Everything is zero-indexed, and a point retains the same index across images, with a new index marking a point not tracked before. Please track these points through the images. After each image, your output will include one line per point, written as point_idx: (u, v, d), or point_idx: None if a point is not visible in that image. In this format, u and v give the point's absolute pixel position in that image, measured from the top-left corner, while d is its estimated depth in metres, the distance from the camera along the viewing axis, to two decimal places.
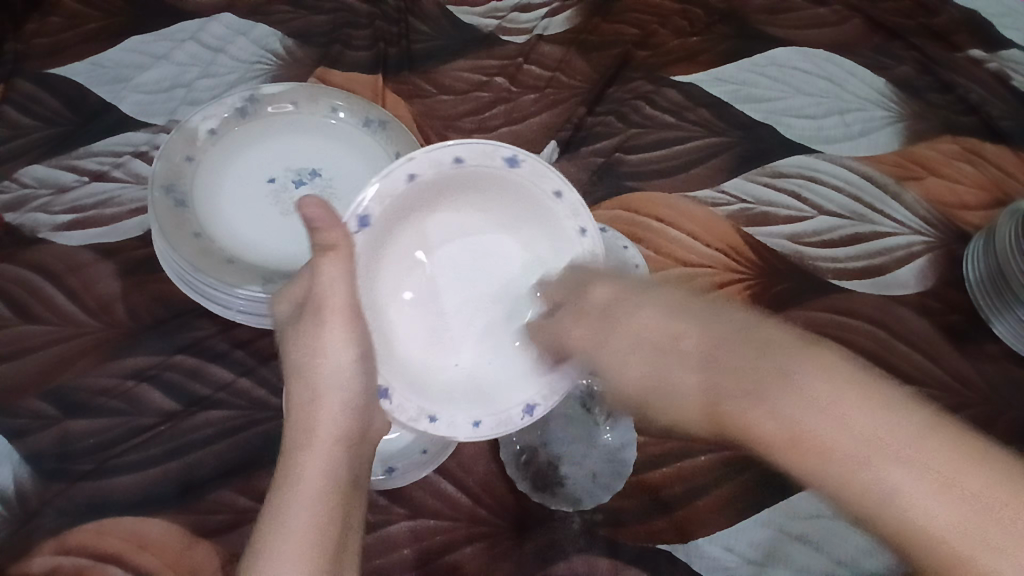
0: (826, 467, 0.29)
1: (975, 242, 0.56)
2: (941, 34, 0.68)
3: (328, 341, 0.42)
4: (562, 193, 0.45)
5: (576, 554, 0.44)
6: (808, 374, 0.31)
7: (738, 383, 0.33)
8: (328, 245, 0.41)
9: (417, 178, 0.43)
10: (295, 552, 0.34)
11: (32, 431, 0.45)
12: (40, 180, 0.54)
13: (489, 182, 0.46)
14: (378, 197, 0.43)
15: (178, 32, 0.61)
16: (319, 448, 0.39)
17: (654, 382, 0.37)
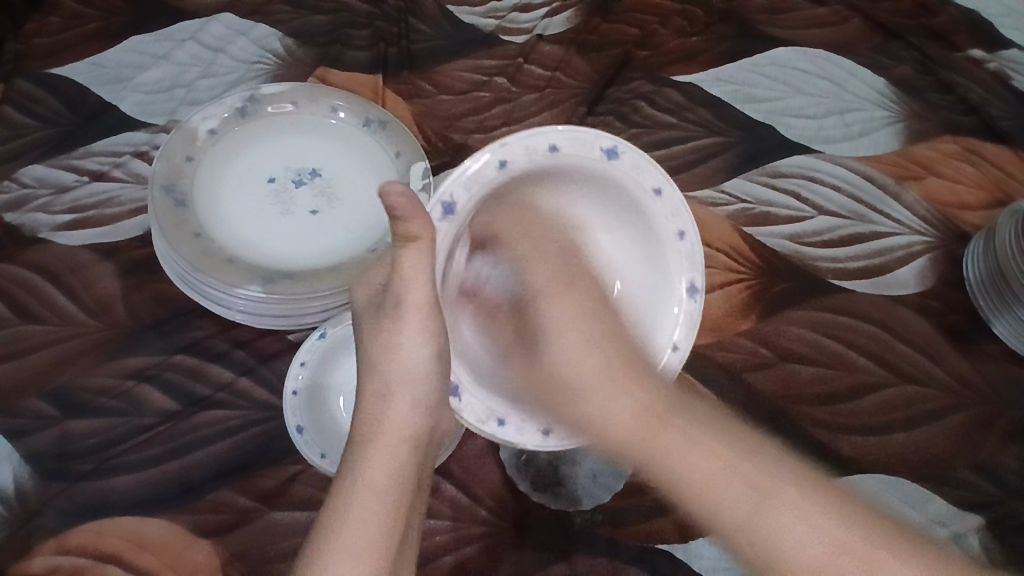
0: (735, 518, 0.37)
1: (975, 241, 0.56)
2: (941, 34, 0.68)
3: (406, 339, 0.43)
4: (661, 191, 0.44)
5: (576, 554, 0.44)
6: (648, 435, 0.40)
7: (661, 431, 0.40)
8: (409, 236, 0.40)
9: (508, 164, 0.41)
10: (360, 548, 0.35)
11: (32, 431, 0.45)
12: (39, 180, 0.54)
13: (582, 173, 0.44)
14: (466, 184, 0.40)
15: (179, 32, 0.61)
16: (387, 444, 0.40)
17: (614, 424, 0.41)
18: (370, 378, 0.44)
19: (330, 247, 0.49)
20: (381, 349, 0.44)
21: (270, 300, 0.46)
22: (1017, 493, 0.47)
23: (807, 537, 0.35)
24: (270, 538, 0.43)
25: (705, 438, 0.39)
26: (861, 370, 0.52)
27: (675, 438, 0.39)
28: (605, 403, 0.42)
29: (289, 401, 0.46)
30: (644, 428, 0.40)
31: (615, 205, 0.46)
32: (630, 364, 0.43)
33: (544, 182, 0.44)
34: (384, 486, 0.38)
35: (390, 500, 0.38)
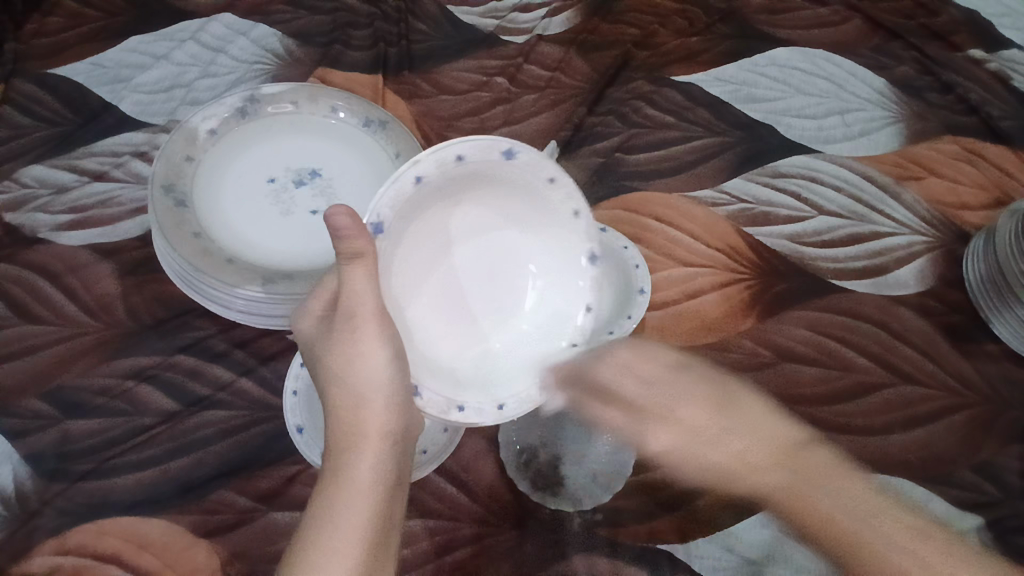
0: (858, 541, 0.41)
1: (975, 241, 0.56)
2: (941, 34, 0.68)
3: (362, 348, 0.41)
4: (556, 179, 0.43)
5: (576, 555, 0.44)
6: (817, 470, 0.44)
7: (800, 467, 0.45)
8: (356, 254, 0.39)
9: (423, 179, 0.41)
10: (343, 551, 0.36)
11: (32, 432, 0.45)
12: (40, 180, 0.54)
13: (488, 176, 0.43)
14: (390, 202, 0.40)
15: (178, 32, 0.61)
16: (365, 450, 0.40)
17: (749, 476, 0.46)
18: (334, 395, 0.42)
19: (328, 248, 0.49)
20: (343, 372, 0.42)
21: (270, 300, 0.46)
22: (1018, 493, 0.47)
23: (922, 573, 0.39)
24: (270, 538, 0.43)
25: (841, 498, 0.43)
26: (862, 370, 0.51)
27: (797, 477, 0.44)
28: (670, 389, 0.49)
29: (289, 401, 0.46)
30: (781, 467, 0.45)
31: (519, 202, 0.45)
32: (730, 418, 0.47)
33: (459, 191, 0.44)
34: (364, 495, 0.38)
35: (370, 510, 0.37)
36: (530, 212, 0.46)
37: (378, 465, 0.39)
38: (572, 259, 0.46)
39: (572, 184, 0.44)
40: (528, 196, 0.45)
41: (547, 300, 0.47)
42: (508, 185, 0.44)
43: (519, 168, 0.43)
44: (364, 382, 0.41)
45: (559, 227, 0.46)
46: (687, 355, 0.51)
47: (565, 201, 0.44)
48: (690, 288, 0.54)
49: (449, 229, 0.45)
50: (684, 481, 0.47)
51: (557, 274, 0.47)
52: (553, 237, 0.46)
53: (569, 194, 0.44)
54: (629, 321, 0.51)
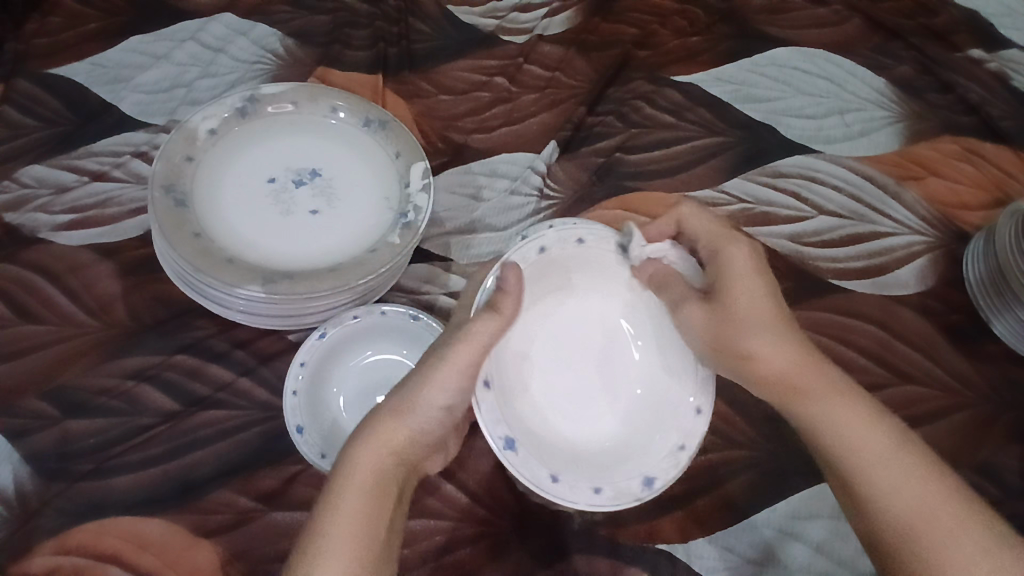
0: (876, 477, 0.41)
1: (975, 241, 0.56)
2: (941, 34, 0.68)
3: (437, 382, 0.42)
4: (586, 239, 0.46)
5: (577, 554, 0.44)
6: (825, 392, 0.43)
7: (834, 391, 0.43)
8: (495, 309, 0.42)
9: (544, 249, 0.45)
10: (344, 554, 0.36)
11: (31, 432, 0.45)
12: (39, 180, 0.54)
13: (576, 265, 0.47)
14: (515, 263, 0.44)
15: (178, 32, 0.61)
16: (379, 458, 0.40)
17: (769, 371, 0.45)
18: (383, 405, 0.43)
19: (329, 248, 0.49)
20: (413, 387, 0.43)
21: (268, 301, 0.45)
22: (1017, 493, 0.48)
23: (912, 504, 0.40)
24: (270, 538, 0.43)
25: (863, 424, 0.42)
26: (862, 370, 0.51)
27: (823, 389, 0.44)
28: (725, 312, 0.45)
29: (289, 401, 0.46)
30: (816, 379, 0.44)
31: (595, 285, 0.48)
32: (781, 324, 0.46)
33: (561, 286, 0.47)
34: (366, 493, 0.38)
35: (366, 507, 0.38)
36: (596, 288, 0.48)
37: (384, 469, 0.40)
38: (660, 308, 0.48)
39: (601, 229, 0.47)
40: (591, 267, 0.48)
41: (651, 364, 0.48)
42: (577, 267, 0.47)
43: (592, 249, 0.47)
44: (415, 400, 0.42)
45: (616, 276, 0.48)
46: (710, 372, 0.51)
47: (605, 243, 0.47)
48: None
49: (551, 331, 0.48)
50: (767, 378, 0.45)
51: (653, 330, 0.48)
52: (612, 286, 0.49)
53: (602, 237, 0.47)
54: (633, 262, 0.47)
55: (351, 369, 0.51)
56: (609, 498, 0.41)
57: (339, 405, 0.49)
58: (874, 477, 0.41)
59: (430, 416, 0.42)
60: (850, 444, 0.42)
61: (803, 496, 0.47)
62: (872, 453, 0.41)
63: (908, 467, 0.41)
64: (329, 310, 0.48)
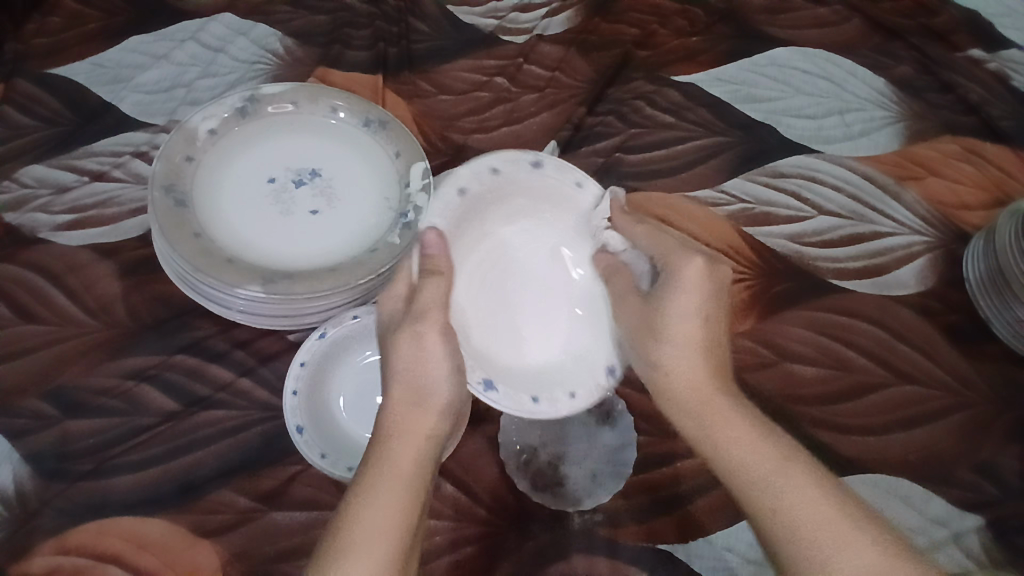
0: (758, 488, 0.38)
1: (975, 242, 0.56)
2: (941, 34, 0.68)
3: (427, 357, 0.43)
4: (500, 168, 0.47)
5: (576, 554, 0.44)
6: (722, 408, 0.42)
7: (726, 403, 0.43)
8: (435, 270, 0.44)
9: (467, 189, 0.47)
10: (376, 532, 0.35)
11: (32, 432, 0.45)
12: (39, 180, 0.54)
13: (501, 191, 0.48)
14: (443, 212, 0.46)
15: (178, 32, 0.61)
16: (406, 441, 0.40)
17: (677, 381, 0.44)
18: (394, 391, 0.43)
19: (329, 247, 0.49)
20: (408, 365, 0.43)
21: (269, 301, 0.45)
22: (1016, 493, 0.48)
23: (809, 516, 0.36)
24: (270, 538, 0.44)
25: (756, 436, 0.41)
26: (862, 370, 0.52)
27: (724, 406, 0.42)
28: (646, 315, 0.46)
29: (289, 401, 0.46)
30: (711, 394, 0.43)
31: (519, 205, 0.50)
32: (700, 335, 0.45)
33: (490, 208, 0.49)
34: (403, 481, 0.38)
35: (403, 495, 0.37)
36: (523, 208, 0.50)
37: (417, 455, 0.39)
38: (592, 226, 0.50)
39: (511, 153, 0.47)
40: (527, 195, 0.49)
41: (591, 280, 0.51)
42: (508, 194, 0.49)
43: (519, 173, 0.48)
44: (422, 378, 0.42)
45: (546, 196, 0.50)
46: None
47: (532, 168, 0.48)
48: None
49: (493, 247, 0.50)
50: (671, 390, 0.45)
51: (582, 245, 0.51)
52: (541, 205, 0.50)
53: (514, 162, 0.48)
54: (573, 184, 0.49)
55: (350, 371, 0.50)
56: (586, 399, 0.46)
57: (338, 405, 0.49)
58: (758, 487, 0.38)
59: (445, 389, 0.42)
60: (740, 456, 0.40)
61: None
62: (765, 464, 0.39)
63: (802, 479, 0.38)
64: (330, 310, 0.48)
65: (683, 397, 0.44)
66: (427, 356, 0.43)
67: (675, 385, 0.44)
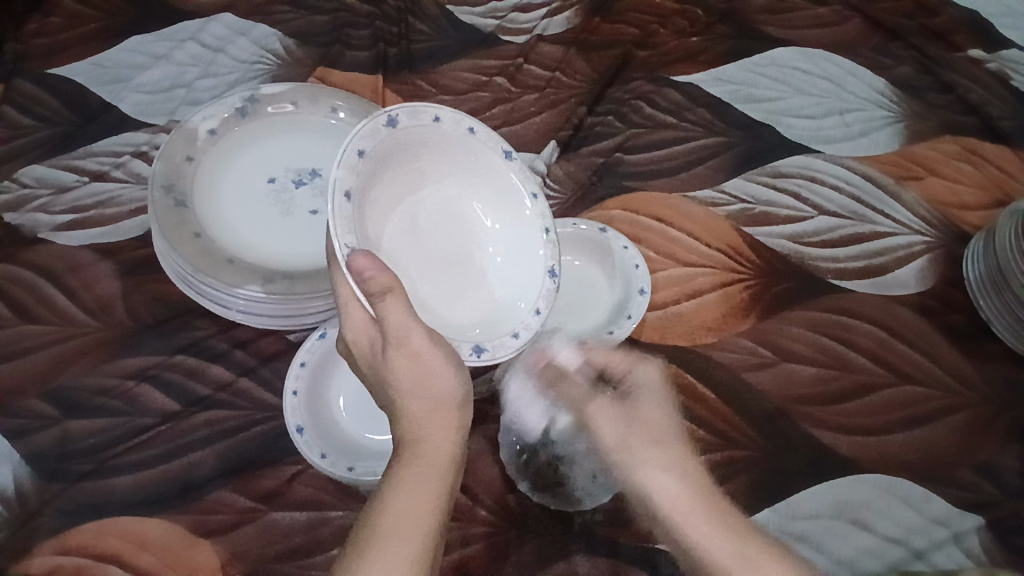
0: None
1: (975, 242, 0.56)
2: (941, 34, 0.68)
3: (428, 370, 0.38)
4: (365, 148, 0.38)
5: (576, 554, 0.44)
6: (701, 518, 0.37)
7: (704, 509, 0.38)
8: (386, 290, 0.36)
9: (352, 191, 0.37)
10: (408, 518, 0.33)
11: (32, 431, 0.45)
12: (40, 180, 0.54)
13: (379, 167, 0.40)
14: (344, 229, 0.36)
15: (178, 32, 0.61)
16: (432, 431, 0.37)
17: (652, 490, 0.39)
18: (401, 393, 0.39)
19: (327, 247, 0.50)
20: (404, 367, 0.38)
21: (269, 300, 0.46)
22: (1016, 493, 0.48)
23: None
24: (271, 538, 0.44)
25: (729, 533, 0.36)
26: (861, 370, 0.52)
27: (700, 516, 0.37)
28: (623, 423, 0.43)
29: (289, 401, 0.46)
30: (685, 503, 0.38)
31: (399, 170, 0.42)
32: (670, 435, 0.42)
33: (379, 188, 0.41)
34: (433, 467, 0.36)
35: (434, 482, 0.35)
36: (403, 170, 0.42)
37: (448, 443, 0.37)
38: (466, 150, 0.43)
39: (365, 124, 0.38)
40: (399, 153, 0.41)
41: (487, 206, 0.46)
42: (387, 167, 0.40)
43: (388, 142, 0.39)
44: (429, 374, 0.38)
45: (419, 146, 0.41)
46: (689, 356, 0.51)
47: (393, 126, 0.39)
48: (691, 288, 0.54)
49: (400, 220, 0.43)
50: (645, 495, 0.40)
51: (469, 175, 0.45)
52: (416, 155, 0.42)
53: (373, 133, 0.38)
54: (432, 121, 0.41)
55: (350, 369, 0.49)
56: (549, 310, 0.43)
57: (338, 405, 0.48)
58: None
59: (451, 380, 0.39)
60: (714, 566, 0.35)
61: (802, 496, 0.47)
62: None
63: None
64: (330, 309, 0.48)
65: (660, 509, 0.39)
66: (434, 371, 0.38)
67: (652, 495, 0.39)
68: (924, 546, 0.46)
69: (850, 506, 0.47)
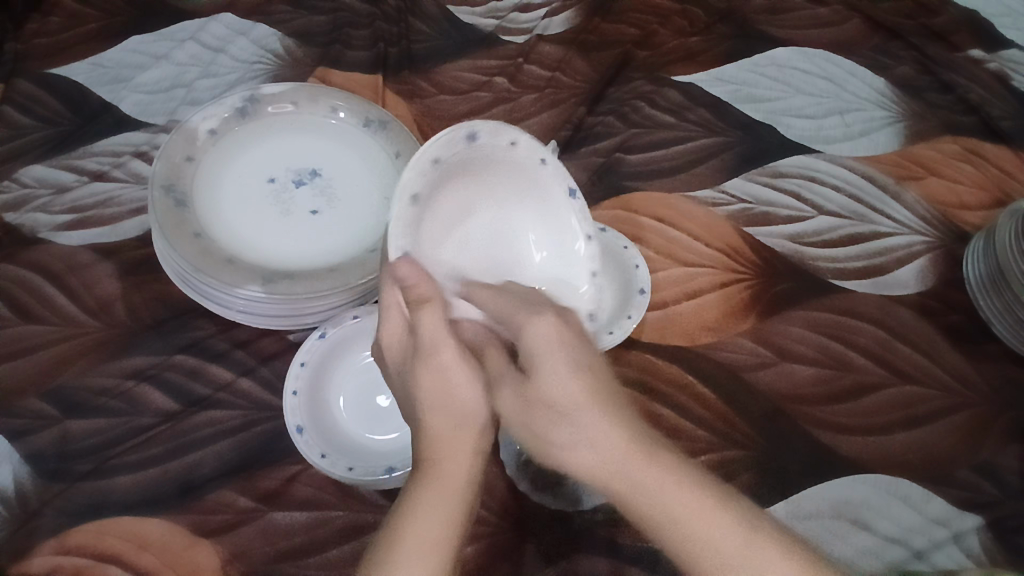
0: (695, 538, 0.37)
1: (975, 241, 0.56)
2: (941, 34, 0.68)
3: (455, 380, 0.44)
4: (441, 158, 0.41)
5: (576, 554, 0.44)
6: (636, 467, 0.39)
7: (634, 458, 0.39)
8: (421, 298, 0.42)
9: (418, 196, 0.41)
10: (429, 543, 0.35)
11: (32, 431, 0.45)
12: (39, 180, 0.54)
13: (451, 179, 0.43)
14: (399, 229, 0.41)
15: (178, 32, 0.61)
16: (452, 460, 0.40)
17: (585, 457, 0.41)
18: (428, 401, 0.43)
19: (329, 247, 0.50)
20: (433, 385, 0.43)
21: (268, 300, 0.46)
22: (1017, 493, 0.47)
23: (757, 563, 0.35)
24: (270, 538, 0.43)
25: (673, 484, 0.38)
26: (861, 370, 0.52)
27: (642, 468, 0.39)
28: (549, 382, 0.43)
29: (289, 401, 0.46)
30: (619, 459, 0.40)
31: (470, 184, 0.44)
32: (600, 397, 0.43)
33: (448, 199, 0.43)
34: (451, 497, 0.38)
35: (452, 509, 0.37)
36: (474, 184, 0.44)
37: (465, 474, 0.40)
38: (540, 179, 0.46)
39: (444, 135, 0.41)
40: (470, 168, 0.43)
41: (550, 238, 0.47)
42: (459, 179, 0.43)
43: (464, 155, 0.42)
44: (447, 393, 0.43)
45: (491, 167, 0.44)
46: (688, 356, 0.51)
47: (465, 143, 0.42)
48: (690, 288, 0.54)
49: (462, 232, 0.45)
50: (576, 463, 0.42)
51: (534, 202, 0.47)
52: (486, 174, 0.44)
53: (449, 144, 0.41)
54: (511, 143, 0.44)
55: (352, 370, 0.50)
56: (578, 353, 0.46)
57: (339, 405, 0.49)
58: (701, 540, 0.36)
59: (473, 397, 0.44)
60: (655, 513, 0.38)
61: (802, 496, 0.47)
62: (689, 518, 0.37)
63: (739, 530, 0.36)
64: (329, 310, 0.48)
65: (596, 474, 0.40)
66: (454, 385, 0.44)
67: (586, 463, 0.41)
68: (924, 546, 0.45)
69: (850, 506, 0.47)
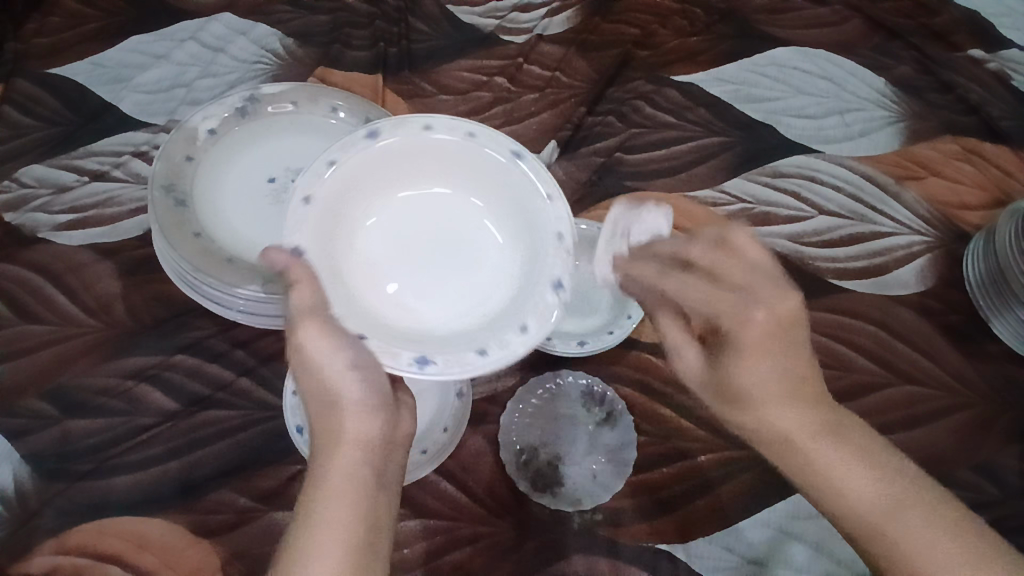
0: (881, 514, 0.33)
1: (975, 241, 0.56)
2: (941, 34, 0.68)
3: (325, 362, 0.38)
4: (338, 158, 0.40)
5: (575, 554, 0.44)
6: (823, 420, 0.37)
7: (823, 412, 0.37)
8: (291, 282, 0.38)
9: (314, 198, 0.39)
10: (327, 542, 0.32)
11: (32, 431, 0.45)
12: (39, 180, 0.54)
13: (366, 180, 0.42)
14: (298, 229, 0.39)
15: (178, 32, 0.61)
16: (343, 450, 0.37)
17: (764, 392, 0.38)
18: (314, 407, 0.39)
19: None
20: (310, 377, 0.39)
21: (265, 300, 0.45)
22: (1016, 492, 0.48)
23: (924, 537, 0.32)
24: (270, 538, 0.43)
25: (851, 457, 0.35)
26: (861, 370, 0.51)
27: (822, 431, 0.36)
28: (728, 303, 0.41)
29: (289, 401, 0.46)
30: (800, 405, 0.37)
31: (388, 177, 0.43)
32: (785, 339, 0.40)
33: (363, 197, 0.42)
34: (342, 489, 0.35)
35: (346, 504, 0.34)
36: (393, 176, 0.43)
37: (355, 463, 0.36)
38: (471, 158, 0.43)
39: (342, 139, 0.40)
40: (387, 165, 0.42)
41: (506, 217, 0.44)
42: (372, 177, 0.42)
43: (376, 154, 0.41)
44: (324, 384, 0.39)
45: (414, 154, 0.43)
46: None
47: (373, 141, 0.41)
48: None
49: (391, 227, 0.44)
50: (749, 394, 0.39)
51: (477, 177, 0.44)
52: (407, 161, 0.43)
53: (350, 146, 0.40)
54: (425, 129, 0.42)
55: None
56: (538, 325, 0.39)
57: None
58: (872, 519, 0.33)
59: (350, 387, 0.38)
60: (833, 468, 0.35)
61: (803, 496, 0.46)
62: (871, 490, 0.34)
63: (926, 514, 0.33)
64: None
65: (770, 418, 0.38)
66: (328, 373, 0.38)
67: (767, 399, 0.38)
68: None
69: None
